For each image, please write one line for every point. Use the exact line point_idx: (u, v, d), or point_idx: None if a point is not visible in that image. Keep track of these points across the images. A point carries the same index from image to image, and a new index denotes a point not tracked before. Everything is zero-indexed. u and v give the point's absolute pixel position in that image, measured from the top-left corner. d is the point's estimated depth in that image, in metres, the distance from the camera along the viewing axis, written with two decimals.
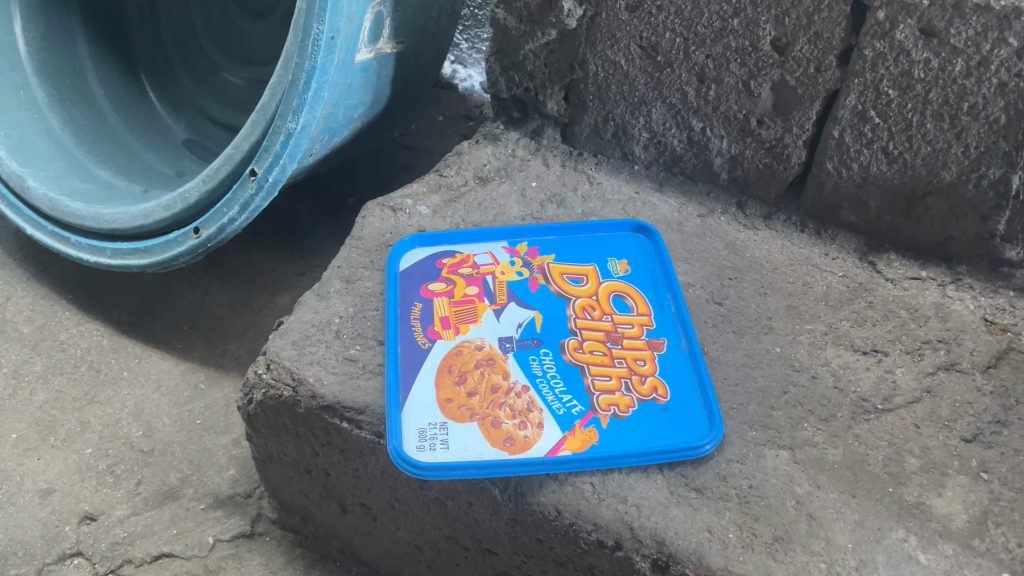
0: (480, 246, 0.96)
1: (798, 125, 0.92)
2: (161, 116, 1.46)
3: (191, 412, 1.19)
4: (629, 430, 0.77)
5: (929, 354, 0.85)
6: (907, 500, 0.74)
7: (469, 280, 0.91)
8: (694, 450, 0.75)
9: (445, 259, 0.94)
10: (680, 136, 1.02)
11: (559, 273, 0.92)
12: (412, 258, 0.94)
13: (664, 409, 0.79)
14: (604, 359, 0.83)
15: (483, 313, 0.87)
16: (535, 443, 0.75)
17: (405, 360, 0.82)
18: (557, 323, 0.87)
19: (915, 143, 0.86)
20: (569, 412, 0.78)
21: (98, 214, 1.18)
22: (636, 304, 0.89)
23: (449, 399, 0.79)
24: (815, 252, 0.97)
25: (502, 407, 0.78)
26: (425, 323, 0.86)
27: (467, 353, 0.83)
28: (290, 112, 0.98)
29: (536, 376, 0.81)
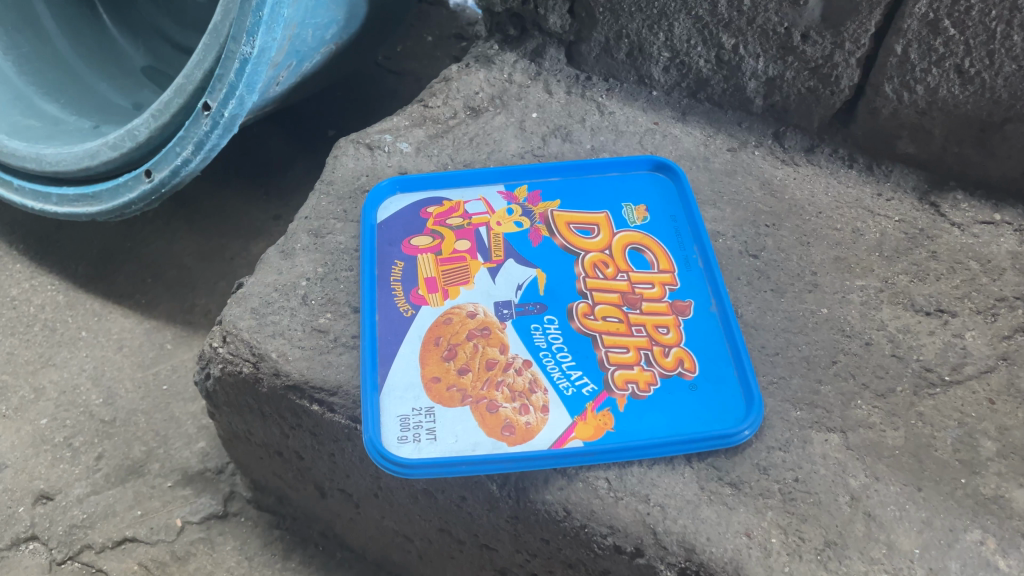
0: (472, 192, 0.82)
1: (852, 39, 0.77)
2: (116, 39, 1.26)
3: (157, 376, 1.07)
4: (651, 414, 0.65)
5: (1004, 314, 0.72)
6: (983, 494, 0.62)
7: (459, 233, 0.78)
8: (729, 438, 0.63)
9: (431, 207, 0.80)
10: (707, 55, 0.86)
11: (565, 223, 0.79)
12: (393, 207, 0.80)
13: (692, 387, 0.66)
14: (619, 327, 0.70)
15: (476, 272, 0.74)
16: (539, 432, 0.63)
17: (384, 331, 0.69)
18: (563, 284, 0.73)
19: (996, 60, 0.71)
20: (578, 393, 0.66)
21: (40, 155, 1.03)
22: (656, 260, 0.75)
23: (436, 378, 0.66)
24: (865, 192, 0.84)
25: (499, 388, 0.66)
26: (407, 285, 0.73)
27: (458, 321, 0.70)
28: (245, 34, 0.84)
29: (539, 349, 0.68)
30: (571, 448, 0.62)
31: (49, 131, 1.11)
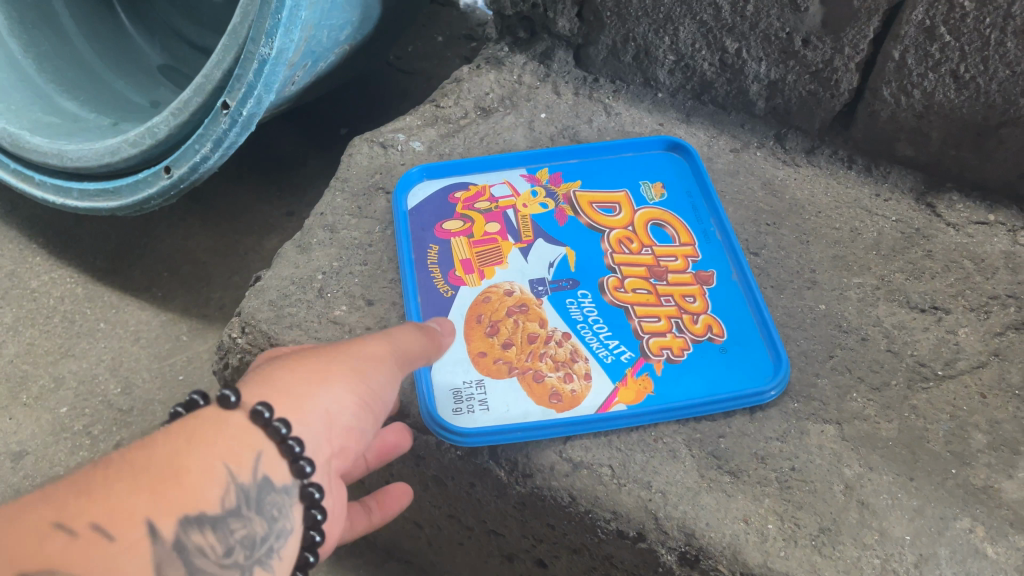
0: (495, 176, 0.86)
1: (851, 45, 0.79)
2: (133, 39, 1.29)
3: (173, 367, 1.10)
4: (685, 377, 0.69)
5: (997, 312, 0.75)
6: (973, 485, 0.64)
7: (489, 216, 0.82)
8: (756, 396, 0.68)
9: (458, 192, 0.84)
10: (711, 58, 0.89)
11: (588, 202, 0.83)
12: (422, 194, 0.84)
13: (722, 350, 0.71)
14: (650, 297, 0.74)
15: (509, 253, 0.78)
16: (585, 398, 0.68)
17: (428, 311, 0.73)
18: (593, 260, 0.78)
19: (990, 66, 0.74)
20: (616, 360, 0.70)
21: (61, 150, 1.06)
22: (677, 234, 0.80)
23: (482, 352, 0.70)
24: (865, 193, 0.86)
25: (543, 358, 0.70)
26: (444, 268, 0.77)
27: (498, 299, 0.74)
28: (263, 36, 0.86)
29: (576, 322, 0.73)
30: (616, 411, 0.67)
31: (69, 128, 1.13)
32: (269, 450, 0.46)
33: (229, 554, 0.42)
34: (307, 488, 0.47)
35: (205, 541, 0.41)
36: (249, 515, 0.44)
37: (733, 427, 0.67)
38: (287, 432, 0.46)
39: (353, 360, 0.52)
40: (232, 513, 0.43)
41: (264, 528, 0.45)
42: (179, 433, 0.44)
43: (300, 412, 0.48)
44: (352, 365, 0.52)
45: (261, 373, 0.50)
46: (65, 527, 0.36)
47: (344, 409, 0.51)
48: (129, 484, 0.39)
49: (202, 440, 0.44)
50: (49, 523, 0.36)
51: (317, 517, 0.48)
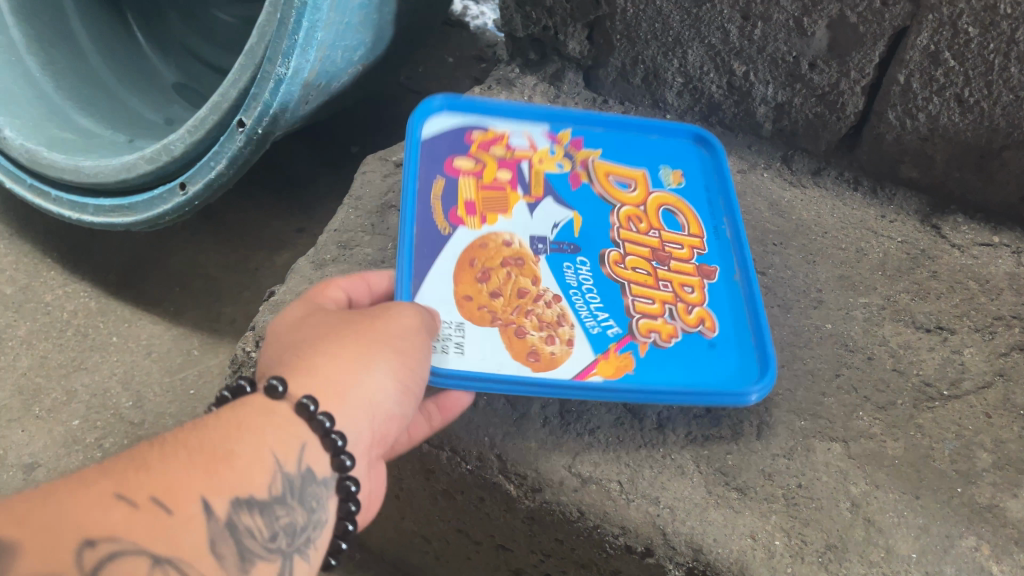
0: (517, 127, 0.83)
1: (856, 69, 0.81)
2: (148, 56, 1.28)
3: (185, 381, 1.11)
4: (670, 364, 0.66)
5: (1002, 333, 0.75)
6: (978, 503, 0.65)
7: (502, 164, 0.79)
8: (738, 399, 0.65)
9: (476, 132, 0.81)
10: (719, 81, 0.90)
11: (604, 173, 0.81)
12: (438, 125, 0.80)
13: (711, 344, 0.69)
14: (648, 278, 0.72)
15: (515, 205, 0.76)
16: (562, 363, 0.64)
17: (422, 243, 0.69)
18: (597, 229, 0.75)
19: (995, 90, 0.75)
20: (603, 332, 0.67)
21: (78, 166, 1.08)
22: (688, 224, 0.78)
23: (468, 298, 0.67)
24: (870, 214, 0.87)
25: (528, 316, 0.67)
26: (447, 204, 0.73)
27: (494, 249, 0.71)
28: (280, 56, 0.88)
29: (569, 286, 0.70)
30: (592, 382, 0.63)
31: (84, 144, 1.13)
32: (313, 442, 0.50)
33: (273, 539, 0.46)
34: (345, 481, 0.51)
35: (252, 523, 0.45)
36: (292, 503, 0.48)
37: (739, 444, 0.68)
38: (330, 425, 0.50)
39: (388, 343, 0.54)
40: (277, 500, 0.47)
41: (304, 518, 0.48)
42: (230, 422, 0.48)
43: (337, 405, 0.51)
44: (386, 348, 0.54)
45: (299, 364, 0.53)
46: (124, 498, 0.40)
47: (382, 396, 0.54)
48: (185, 465, 0.43)
49: (252, 430, 0.48)
50: (111, 493, 0.40)
51: (352, 509, 0.52)
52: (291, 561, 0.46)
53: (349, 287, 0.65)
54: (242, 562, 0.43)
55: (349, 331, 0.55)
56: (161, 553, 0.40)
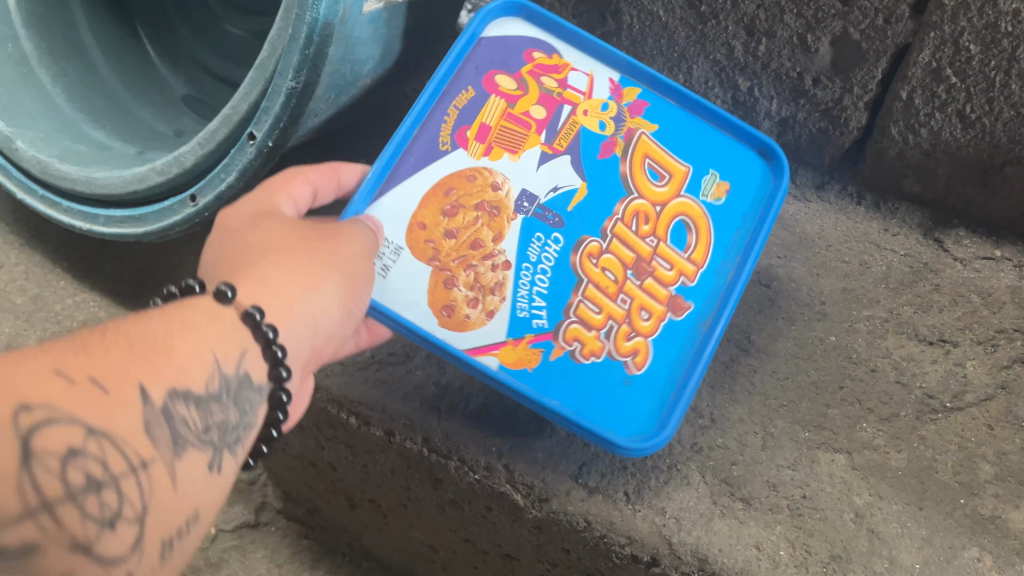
0: (586, 61, 0.73)
1: (860, 85, 0.82)
2: (159, 69, 1.28)
3: None
4: (573, 379, 0.67)
5: (1004, 345, 0.76)
6: (981, 514, 0.66)
7: (544, 98, 0.71)
8: (612, 448, 0.65)
9: (538, 52, 0.73)
10: (724, 96, 0.91)
11: (643, 154, 0.71)
12: (504, 29, 0.73)
13: (627, 381, 0.68)
14: (610, 286, 0.69)
15: (528, 148, 0.70)
16: (469, 331, 0.66)
17: (410, 147, 0.68)
18: (594, 211, 0.70)
19: (996, 106, 0.76)
20: (527, 318, 0.68)
21: (89, 178, 1.08)
22: (693, 247, 0.71)
23: (422, 226, 0.67)
24: (873, 228, 0.88)
25: (466, 270, 0.67)
26: (460, 120, 0.70)
27: (481, 183, 0.69)
28: (291, 70, 0.89)
29: (527, 259, 0.69)
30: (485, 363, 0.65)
31: (96, 156, 1.13)
32: (253, 350, 0.54)
33: (206, 432, 0.50)
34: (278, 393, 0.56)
35: (189, 414, 0.48)
36: (227, 403, 0.52)
37: (745, 455, 0.69)
38: (272, 337, 0.55)
39: (343, 270, 0.60)
40: (214, 397, 0.50)
41: (237, 418, 0.53)
42: (176, 319, 0.51)
43: (286, 314, 0.57)
44: (340, 274, 0.60)
45: (254, 273, 0.58)
46: (64, 374, 0.42)
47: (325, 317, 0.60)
48: (127, 353, 0.46)
49: (197, 328, 0.51)
50: (50, 369, 0.42)
51: (278, 413, 0.57)
52: (218, 456, 0.51)
53: (317, 180, 0.70)
54: (175, 448, 0.47)
55: (310, 247, 0.60)
56: (98, 428, 0.42)
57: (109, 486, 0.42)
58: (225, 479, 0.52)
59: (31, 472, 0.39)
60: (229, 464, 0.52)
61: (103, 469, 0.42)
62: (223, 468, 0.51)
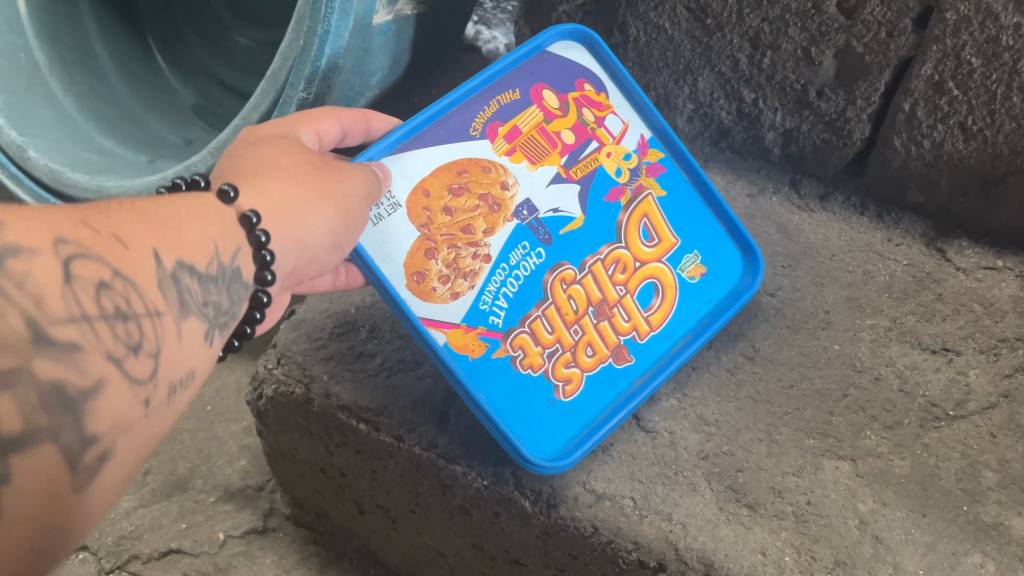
0: (629, 111, 0.76)
1: (863, 97, 0.84)
2: (168, 80, 1.30)
3: (201, 398, 1.13)
4: (505, 382, 0.69)
5: (1006, 354, 0.77)
6: (984, 521, 0.66)
7: (578, 126, 0.74)
8: (519, 454, 0.67)
9: (589, 84, 0.75)
10: (729, 108, 0.93)
11: (644, 212, 0.75)
12: (564, 50, 0.74)
13: (551, 404, 0.70)
14: (570, 313, 0.72)
15: (546, 163, 0.72)
16: (430, 303, 0.68)
17: (444, 121, 0.69)
18: (582, 242, 0.73)
19: (997, 119, 0.77)
20: (486, 312, 0.70)
21: (102, 186, 1.04)
22: (653, 311, 0.75)
23: (425, 193, 0.68)
24: (876, 238, 0.89)
25: (450, 248, 0.69)
26: (497, 115, 0.71)
27: (493, 177, 0.71)
28: (303, 81, 0.90)
29: (506, 260, 0.71)
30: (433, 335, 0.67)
31: (108, 164, 1.11)
32: (245, 248, 0.55)
33: (205, 305, 0.50)
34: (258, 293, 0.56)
35: (192, 285, 0.49)
36: (221, 287, 0.52)
37: (751, 461, 0.70)
38: (264, 241, 0.56)
39: (337, 198, 0.61)
40: (212, 278, 0.51)
41: (227, 304, 0.53)
42: (177, 205, 0.52)
43: (277, 230, 0.58)
44: (335, 201, 0.61)
45: (253, 182, 0.58)
46: (90, 226, 0.43)
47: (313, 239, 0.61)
48: (140, 222, 0.47)
49: (200, 216, 0.52)
50: (78, 220, 0.42)
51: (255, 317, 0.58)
52: (211, 330, 0.51)
53: (348, 122, 0.73)
54: (182, 308, 0.47)
55: (315, 173, 0.61)
56: (121, 269, 0.43)
57: (132, 320, 0.43)
58: (213, 354, 0.52)
59: (70, 289, 0.39)
60: (218, 343, 0.52)
61: (127, 305, 0.43)
62: (215, 343, 0.52)
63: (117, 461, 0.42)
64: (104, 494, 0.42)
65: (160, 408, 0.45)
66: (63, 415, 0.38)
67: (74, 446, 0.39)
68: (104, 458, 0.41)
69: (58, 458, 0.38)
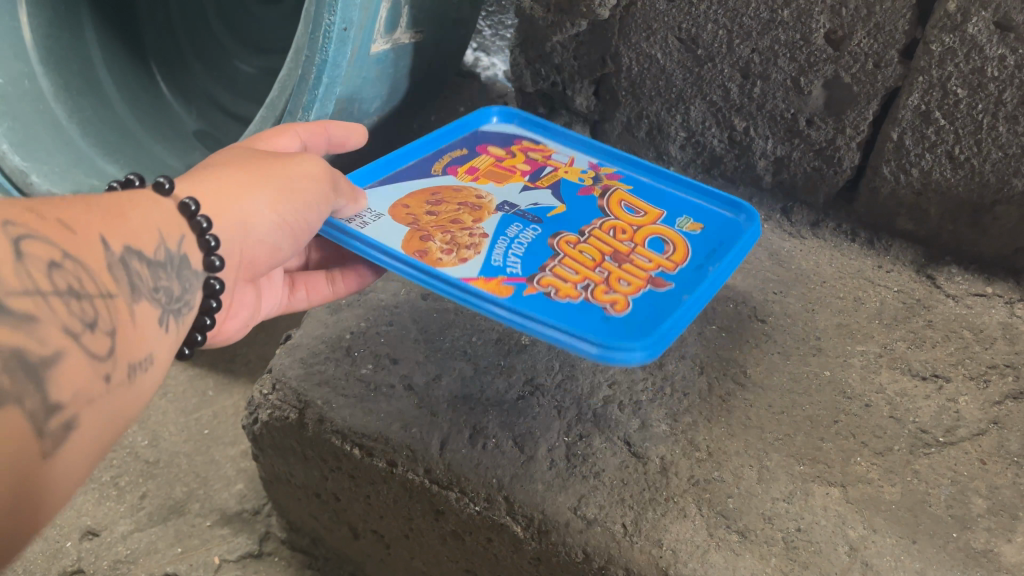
0: (568, 150, 0.90)
1: (852, 126, 0.85)
2: (171, 105, 1.31)
3: (199, 421, 1.14)
4: (547, 307, 0.64)
5: (996, 380, 0.78)
6: (975, 548, 0.65)
7: (527, 162, 0.86)
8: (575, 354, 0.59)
9: (525, 142, 0.91)
10: (720, 136, 0.94)
11: (619, 200, 0.80)
12: (497, 128, 0.93)
13: (605, 318, 0.64)
14: (587, 260, 0.70)
15: (512, 182, 0.82)
16: (442, 265, 0.67)
17: (408, 169, 0.83)
18: (572, 221, 0.76)
19: (984, 148, 0.79)
20: (502, 267, 0.68)
21: None
22: (671, 252, 0.73)
23: (406, 207, 0.75)
24: (867, 264, 0.91)
25: (445, 232, 0.72)
26: (454, 164, 0.85)
27: (465, 194, 0.79)
28: (300, 109, 0.92)
29: (505, 235, 0.72)
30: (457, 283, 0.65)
31: None
32: (189, 237, 0.58)
33: (156, 290, 0.53)
34: (211, 280, 0.60)
35: (140, 269, 0.52)
36: (172, 274, 0.55)
37: (741, 488, 0.69)
38: (207, 227, 0.59)
39: (277, 181, 0.65)
40: (161, 264, 0.54)
41: (180, 290, 0.56)
42: (119, 198, 0.55)
43: (218, 217, 0.62)
44: (274, 185, 0.65)
45: (192, 179, 0.63)
46: (34, 212, 0.45)
47: (260, 223, 0.65)
48: (83, 209, 0.50)
49: (141, 207, 0.56)
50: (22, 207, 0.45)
51: (213, 306, 0.62)
52: (166, 316, 0.54)
53: (307, 137, 0.78)
54: (133, 292, 0.50)
55: (260, 165, 0.66)
56: (69, 251, 0.46)
57: (85, 299, 0.45)
58: (173, 340, 0.55)
59: (23, 264, 0.42)
60: (176, 329, 0.55)
61: (77, 284, 0.45)
62: (171, 329, 0.54)
63: (83, 429, 0.44)
64: (71, 467, 0.43)
65: (121, 389, 0.47)
66: (26, 380, 0.40)
67: (39, 412, 0.40)
68: (69, 427, 0.42)
69: (27, 421, 0.40)
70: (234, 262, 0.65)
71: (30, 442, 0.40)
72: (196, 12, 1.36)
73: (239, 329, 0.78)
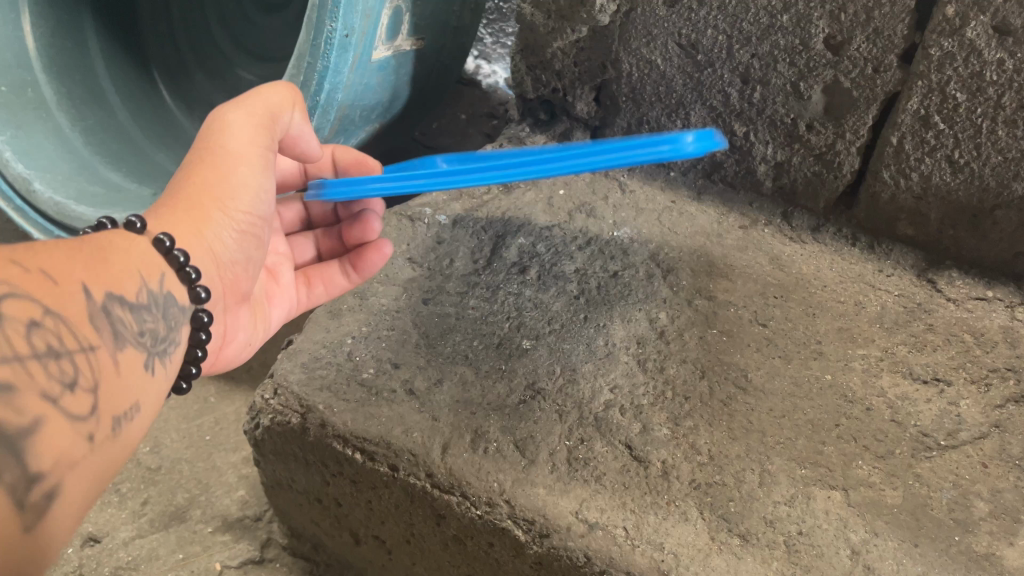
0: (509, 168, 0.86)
1: (852, 130, 0.87)
2: (174, 114, 1.32)
3: (201, 428, 1.14)
4: None
5: (997, 384, 0.78)
6: (975, 551, 0.65)
7: None
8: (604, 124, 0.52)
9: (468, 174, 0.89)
10: (721, 141, 0.96)
11: None
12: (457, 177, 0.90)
13: None
14: None
15: None
16: None
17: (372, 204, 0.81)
18: None
19: (983, 152, 0.80)
20: None
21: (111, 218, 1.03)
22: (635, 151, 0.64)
23: None
24: (868, 269, 0.91)
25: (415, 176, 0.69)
26: None
27: None
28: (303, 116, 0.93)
29: None
30: None
31: (113, 198, 1.10)
32: (170, 272, 0.60)
33: (141, 334, 0.53)
34: (200, 312, 0.62)
35: (123, 315, 0.52)
36: (155, 313, 0.56)
37: (742, 491, 0.69)
38: (185, 261, 0.60)
39: (226, 208, 0.66)
40: (144, 306, 0.55)
41: (166, 330, 0.57)
42: (99, 241, 0.55)
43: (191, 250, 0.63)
44: (225, 212, 0.66)
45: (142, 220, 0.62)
46: (17, 263, 0.45)
47: (223, 247, 0.67)
48: (64, 255, 0.50)
49: (121, 250, 0.56)
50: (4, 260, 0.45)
51: (202, 338, 0.63)
52: (152, 359, 0.54)
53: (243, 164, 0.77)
54: (118, 340, 0.50)
55: (197, 188, 0.65)
56: (49, 307, 0.45)
57: (65, 357, 0.45)
58: (160, 381, 0.55)
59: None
60: (163, 370, 0.56)
61: (57, 341, 0.45)
62: (158, 371, 0.55)
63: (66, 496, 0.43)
64: (58, 534, 0.42)
65: (107, 444, 0.47)
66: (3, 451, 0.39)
67: (19, 484, 0.40)
68: (53, 495, 0.42)
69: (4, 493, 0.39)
70: (217, 286, 0.69)
71: (9, 517, 0.39)
72: (199, 25, 1.36)
73: (238, 352, 0.78)
